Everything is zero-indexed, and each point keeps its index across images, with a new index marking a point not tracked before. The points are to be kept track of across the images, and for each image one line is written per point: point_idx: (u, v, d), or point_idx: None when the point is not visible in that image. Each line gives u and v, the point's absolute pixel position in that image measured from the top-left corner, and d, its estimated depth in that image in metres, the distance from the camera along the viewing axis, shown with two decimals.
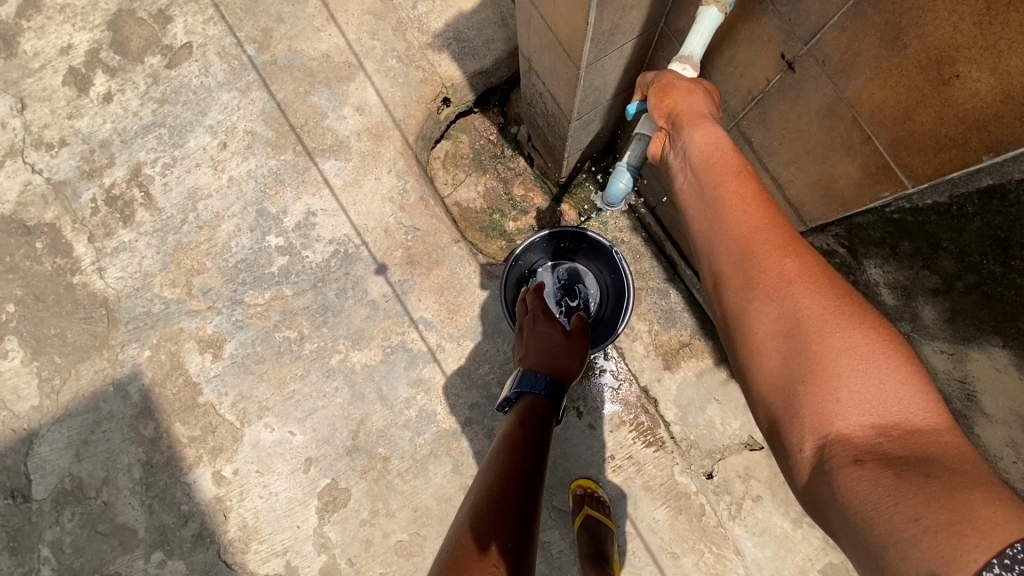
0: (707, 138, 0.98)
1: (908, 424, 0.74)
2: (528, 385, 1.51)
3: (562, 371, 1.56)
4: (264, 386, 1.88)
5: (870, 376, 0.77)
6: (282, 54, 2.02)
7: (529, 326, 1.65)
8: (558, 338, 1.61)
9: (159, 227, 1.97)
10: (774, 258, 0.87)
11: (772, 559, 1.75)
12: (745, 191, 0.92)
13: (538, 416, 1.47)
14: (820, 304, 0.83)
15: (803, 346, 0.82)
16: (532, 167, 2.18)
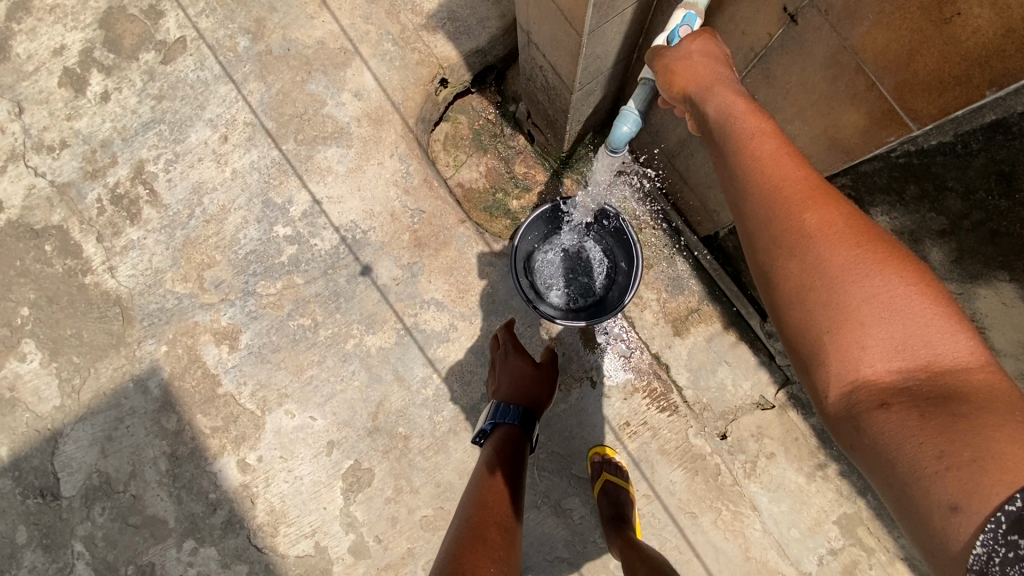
0: (721, 103, 0.98)
1: (936, 363, 0.74)
2: (502, 416, 1.61)
3: (535, 401, 1.66)
4: (283, 374, 1.91)
5: (899, 319, 0.77)
6: (277, 43, 2.02)
7: (501, 360, 1.74)
8: (528, 368, 1.71)
9: (167, 223, 1.98)
10: (801, 208, 0.85)
11: (788, 513, 1.81)
12: (764, 144, 0.90)
13: (513, 446, 1.56)
14: (846, 252, 0.81)
15: (830, 294, 0.81)
16: (533, 145, 2.19)
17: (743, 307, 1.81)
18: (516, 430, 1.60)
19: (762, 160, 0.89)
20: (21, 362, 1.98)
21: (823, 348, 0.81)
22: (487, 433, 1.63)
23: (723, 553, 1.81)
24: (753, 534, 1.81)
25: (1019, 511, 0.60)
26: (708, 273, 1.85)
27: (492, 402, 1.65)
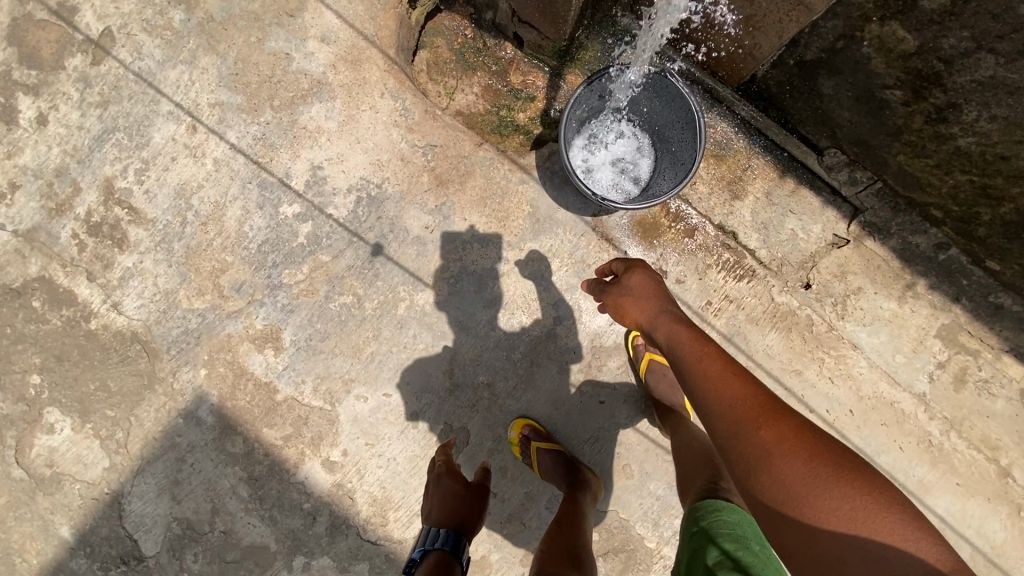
0: (664, 328, 1.15)
1: (903, 567, 0.73)
2: (431, 540, 1.41)
3: (467, 525, 1.48)
4: (340, 359, 1.76)
5: (865, 529, 0.76)
6: (216, 7, 1.77)
7: (433, 479, 1.60)
8: (463, 488, 1.57)
9: (161, 239, 1.77)
10: (753, 424, 0.87)
11: (890, 342, 1.76)
12: (707, 356, 1.01)
13: (444, 569, 1.34)
14: (801, 465, 0.82)
15: (800, 512, 0.80)
16: (522, 50, 1.97)
17: (796, 148, 1.70)
18: (449, 556, 1.38)
19: (708, 374, 0.98)
20: (51, 433, 1.78)
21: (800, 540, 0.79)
22: (413, 563, 1.39)
23: (837, 400, 1.77)
24: (861, 373, 1.77)
25: None
26: (753, 122, 1.70)
27: (424, 527, 1.47)
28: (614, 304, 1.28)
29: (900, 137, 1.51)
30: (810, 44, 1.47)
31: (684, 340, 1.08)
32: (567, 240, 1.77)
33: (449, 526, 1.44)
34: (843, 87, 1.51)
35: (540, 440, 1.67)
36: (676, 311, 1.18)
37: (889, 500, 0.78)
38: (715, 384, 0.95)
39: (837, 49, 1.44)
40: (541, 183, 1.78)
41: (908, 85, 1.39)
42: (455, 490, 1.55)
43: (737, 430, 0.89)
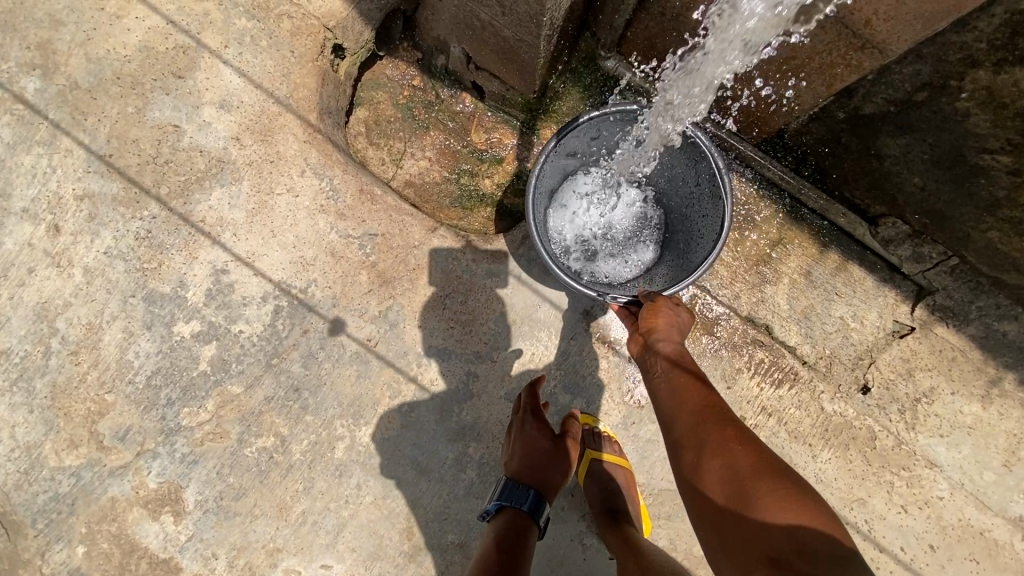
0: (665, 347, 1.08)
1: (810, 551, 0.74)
2: (509, 498, 1.18)
3: (548, 487, 1.21)
4: (262, 522, 1.33)
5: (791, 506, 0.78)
6: (83, 72, 1.37)
7: (513, 423, 1.28)
8: (549, 436, 1.24)
9: (18, 377, 1.34)
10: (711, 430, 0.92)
11: (976, 456, 1.35)
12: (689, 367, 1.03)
13: (516, 540, 1.14)
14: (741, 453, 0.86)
15: (741, 489, 0.82)
16: (484, 100, 1.59)
17: (840, 217, 1.33)
18: (523, 519, 1.17)
19: (674, 386, 1.02)
20: None
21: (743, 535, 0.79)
22: (489, 515, 1.20)
23: (914, 536, 1.35)
24: (943, 499, 1.35)
25: None
26: (783, 187, 1.34)
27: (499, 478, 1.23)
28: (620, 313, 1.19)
29: (996, 213, 1.13)
30: (872, 95, 1.09)
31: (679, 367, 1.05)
32: (551, 346, 1.36)
33: (526, 487, 1.19)
34: (918, 146, 1.12)
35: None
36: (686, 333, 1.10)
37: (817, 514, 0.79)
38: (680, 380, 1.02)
39: (916, 101, 1.05)
40: (516, 273, 1.38)
41: (1022, 153, 1.01)
42: (540, 444, 1.22)
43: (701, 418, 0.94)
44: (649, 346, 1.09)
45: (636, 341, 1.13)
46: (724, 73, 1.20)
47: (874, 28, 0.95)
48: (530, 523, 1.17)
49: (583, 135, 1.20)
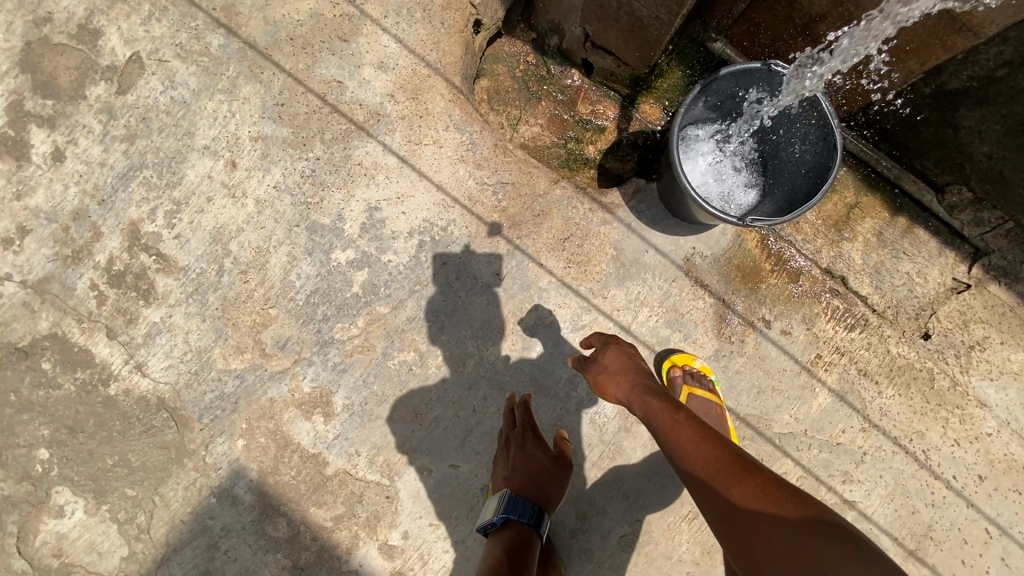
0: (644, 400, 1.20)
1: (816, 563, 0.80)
2: (514, 511, 1.34)
3: (548, 500, 1.39)
4: (400, 425, 1.54)
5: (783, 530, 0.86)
6: (261, 31, 1.58)
7: (511, 440, 1.45)
8: (549, 453, 1.43)
9: (193, 289, 1.55)
10: (722, 479, 0.98)
11: (1021, 399, 1.56)
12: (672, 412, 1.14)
13: (525, 547, 1.32)
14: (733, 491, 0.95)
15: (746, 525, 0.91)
16: (591, 77, 1.80)
17: (910, 185, 1.56)
18: (524, 529, 1.35)
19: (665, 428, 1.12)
20: (59, 518, 1.52)
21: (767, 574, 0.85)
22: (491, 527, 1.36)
23: (964, 465, 1.56)
24: (992, 435, 1.56)
25: None
26: (862, 157, 1.57)
27: (501, 493, 1.38)
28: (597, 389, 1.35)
29: None
30: (959, 72, 1.32)
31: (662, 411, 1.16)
32: (656, 286, 1.56)
33: (528, 501, 1.36)
34: (990, 116, 1.36)
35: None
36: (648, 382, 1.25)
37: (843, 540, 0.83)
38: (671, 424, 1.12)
39: (993, 77, 1.29)
40: (627, 222, 1.58)
41: None
42: (539, 461, 1.40)
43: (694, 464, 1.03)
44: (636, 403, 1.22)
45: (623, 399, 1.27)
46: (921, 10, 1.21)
47: (972, 16, 1.18)
48: (533, 531, 1.35)
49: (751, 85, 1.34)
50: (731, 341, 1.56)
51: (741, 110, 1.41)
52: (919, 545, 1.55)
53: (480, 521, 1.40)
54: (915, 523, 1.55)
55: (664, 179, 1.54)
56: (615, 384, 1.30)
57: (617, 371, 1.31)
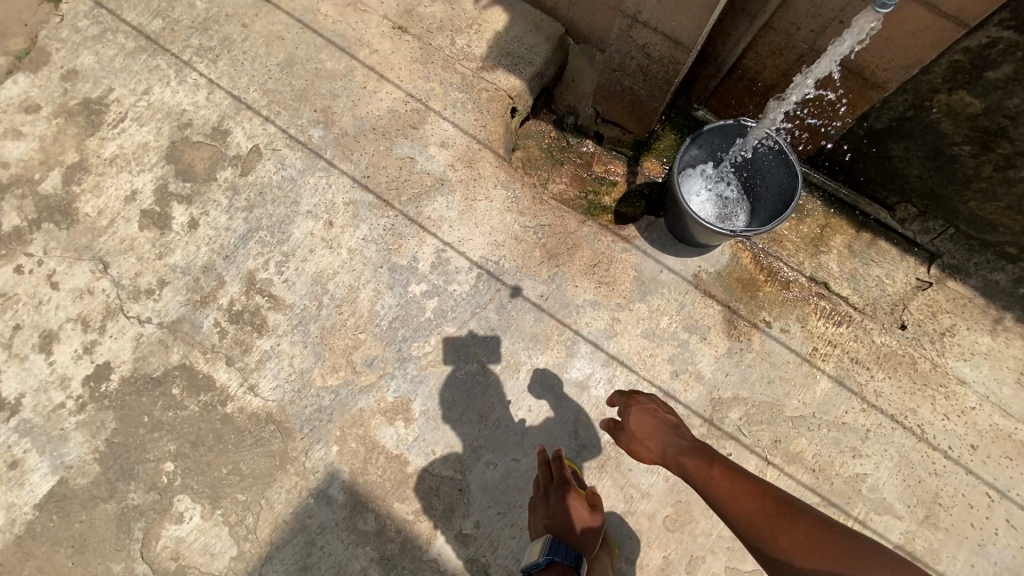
0: (676, 450, 1.37)
1: None
2: (559, 552, 1.35)
3: (586, 546, 1.42)
4: (469, 427, 1.82)
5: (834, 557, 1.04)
6: (351, 123, 2.06)
7: (551, 488, 1.55)
8: (587, 503, 1.51)
9: (297, 321, 1.90)
10: (768, 517, 1.15)
11: (994, 374, 1.85)
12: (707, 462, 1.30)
13: None
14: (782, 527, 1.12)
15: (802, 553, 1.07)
16: (602, 144, 2.25)
17: (866, 206, 1.96)
18: (568, 572, 1.34)
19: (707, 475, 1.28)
20: (179, 523, 1.76)
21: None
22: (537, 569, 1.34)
23: (956, 436, 1.82)
24: (975, 409, 1.83)
25: None
26: (824, 188, 1.98)
27: (546, 535, 1.41)
28: (631, 448, 1.50)
29: (971, 185, 1.73)
30: (881, 115, 1.74)
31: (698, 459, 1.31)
32: (673, 299, 1.90)
33: (572, 544, 1.39)
34: (913, 146, 1.75)
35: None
36: (675, 434, 1.41)
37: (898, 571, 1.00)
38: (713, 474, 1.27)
39: (906, 117, 1.70)
40: (644, 249, 1.96)
41: (976, 142, 1.63)
42: (578, 508, 1.49)
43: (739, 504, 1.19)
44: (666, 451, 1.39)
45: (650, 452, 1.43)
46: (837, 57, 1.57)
47: (877, 75, 1.57)
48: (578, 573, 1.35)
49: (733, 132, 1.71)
50: (740, 340, 1.87)
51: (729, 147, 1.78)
52: (927, 509, 1.77)
53: (524, 564, 1.40)
54: (922, 490, 1.78)
55: (670, 214, 1.92)
56: (647, 445, 1.43)
57: (647, 431, 1.45)
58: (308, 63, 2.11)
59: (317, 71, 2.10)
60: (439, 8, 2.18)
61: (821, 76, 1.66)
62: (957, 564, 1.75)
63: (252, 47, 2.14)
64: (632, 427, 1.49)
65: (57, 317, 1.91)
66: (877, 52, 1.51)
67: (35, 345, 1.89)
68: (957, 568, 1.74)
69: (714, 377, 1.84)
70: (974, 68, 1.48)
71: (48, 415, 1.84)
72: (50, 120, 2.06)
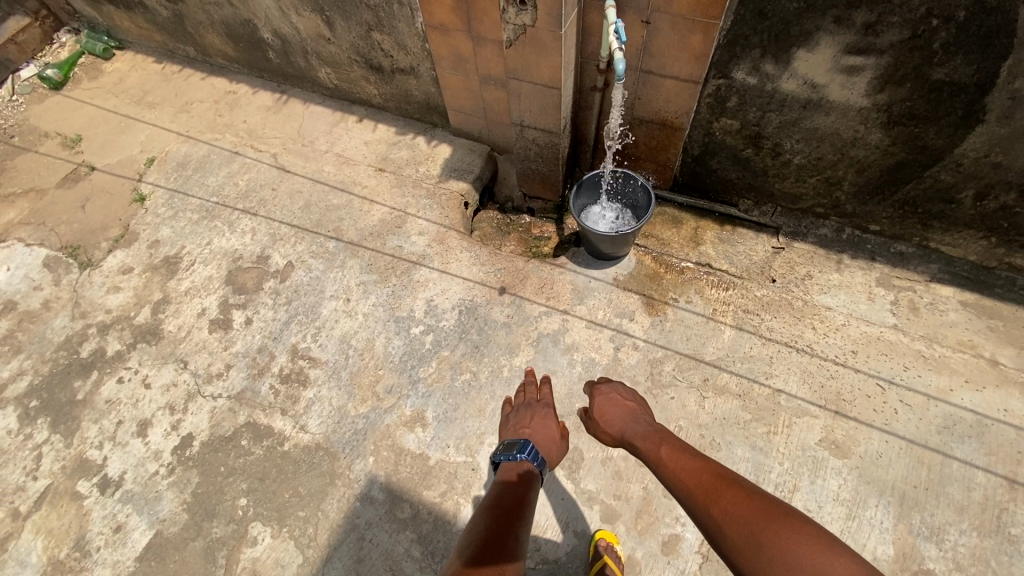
0: (636, 435, 1.67)
1: (781, 523, 1.20)
2: (529, 453, 1.64)
3: (549, 460, 1.71)
4: (472, 420, 2.34)
5: (754, 512, 1.25)
6: (354, 233, 2.89)
7: (532, 410, 1.88)
8: (557, 427, 1.82)
9: (332, 371, 2.51)
10: (704, 484, 1.38)
11: (849, 298, 2.48)
12: (661, 447, 1.57)
13: (529, 488, 1.56)
14: (716, 491, 1.34)
15: (727, 512, 1.28)
16: (535, 215, 3.10)
17: (721, 208, 2.76)
18: (533, 473, 1.63)
19: (660, 455, 1.54)
20: (254, 545, 2.16)
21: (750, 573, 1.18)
22: (505, 459, 1.65)
23: (838, 346, 2.37)
24: (846, 325, 2.42)
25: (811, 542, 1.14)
26: (688, 204, 2.79)
27: (522, 439, 1.70)
28: (600, 431, 1.82)
29: (768, 174, 2.49)
30: (692, 146, 2.54)
31: (652, 445, 1.59)
32: (603, 298, 2.59)
33: (540, 453, 1.69)
34: (723, 160, 2.53)
35: (615, 559, 1.97)
36: (634, 420, 1.73)
37: (800, 522, 1.18)
38: (665, 455, 1.53)
39: (706, 142, 2.48)
40: (575, 270, 2.69)
41: (752, 145, 2.38)
42: (549, 428, 1.80)
43: (682, 477, 1.44)
44: (628, 437, 1.69)
45: (613, 435, 1.75)
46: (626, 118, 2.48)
47: (675, 122, 2.41)
48: (538, 477, 1.64)
49: (594, 180, 2.57)
50: (659, 314, 2.51)
51: (598, 186, 2.62)
52: (835, 406, 2.25)
53: (497, 453, 1.69)
54: (825, 392, 2.28)
55: (585, 242, 2.66)
56: (611, 425, 1.77)
57: (611, 414, 1.79)
58: (321, 202, 3.01)
59: (327, 206, 3.00)
60: (406, 152, 3.15)
61: (644, 131, 2.51)
62: (873, 442, 2.17)
63: (281, 201, 3.04)
64: (599, 411, 1.82)
65: (150, 407, 2.50)
66: (668, 111, 2.37)
67: (133, 432, 2.44)
68: (874, 446, 2.17)
69: (647, 344, 2.44)
70: (719, 104, 2.27)
71: (145, 482, 2.33)
72: (140, 274, 2.87)
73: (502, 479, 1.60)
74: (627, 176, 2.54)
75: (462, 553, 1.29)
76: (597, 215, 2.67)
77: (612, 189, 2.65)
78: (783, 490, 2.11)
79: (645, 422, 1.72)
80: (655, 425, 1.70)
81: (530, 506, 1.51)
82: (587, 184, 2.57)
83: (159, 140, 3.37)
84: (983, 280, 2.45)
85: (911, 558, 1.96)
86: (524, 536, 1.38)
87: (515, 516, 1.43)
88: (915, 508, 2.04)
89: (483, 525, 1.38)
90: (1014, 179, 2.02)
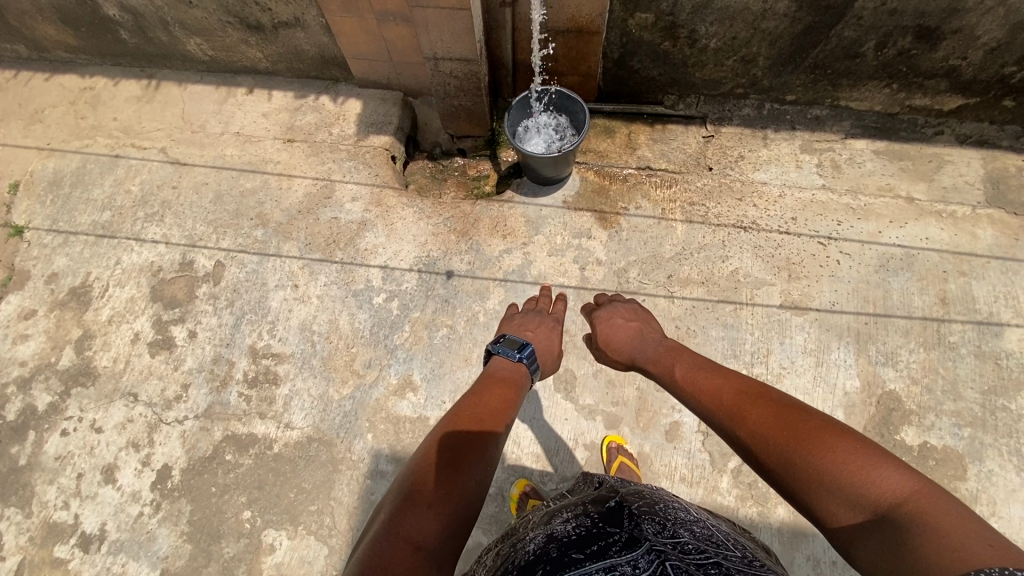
0: (649, 359, 1.63)
1: (808, 432, 1.07)
2: (527, 354, 1.64)
3: (544, 363, 1.74)
4: (462, 370, 2.31)
5: (777, 421, 1.14)
6: (281, 215, 2.66)
7: (541, 318, 1.87)
8: (559, 344, 1.83)
9: (302, 362, 2.38)
10: (723, 402, 1.29)
11: (780, 170, 2.63)
12: (677, 369, 1.50)
13: (513, 391, 1.50)
14: (737, 406, 1.24)
15: (751, 429, 1.17)
16: (467, 155, 2.96)
17: (649, 108, 2.80)
18: (525, 374, 1.63)
19: (679, 378, 1.47)
20: (273, 552, 2.09)
21: (784, 488, 1.09)
22: (500, 352, 1.66)
23: (779, 217, 2.52)
24: (782, 196, 2.56)
25: (845, 451, 1.00)
26: (617, 110, 2.81)
27: (522, 337, 1.70)
28: (609, 359, 1.79)
29: (688, 64, 2.57)
30: (612, 50, 2.58)
31: (666, 369, 1.53)
32: (558, 222, 2.58)
33: (537, 358, 1.69)
34: (643, 59, 2.59)
35: (629, 455, 2.10)
36: (644, 343, 1.69)
37: (834, 431, 1.05)
38: (683, 377, 1.46)
39: (624, 43, 2.52)
40: (523, 201, 2.64)
41: (669, 38, 2.45)
42: (552, 341, 1.80)
43: (700, 397, 1.36)
44: (641, 363, 1.65)
45: (623, 361, 1.73)
46: (539, 28, 2.39)
47: (592, 26, 2.36)
48: (530, 378, 1.63)
49: (524, 99, 2.52)
50: (613, 226, 2.54)
51: (530, 107, 2.58)
52: (788, 271, 2.42)
53: (498, 344, 1.68)
54: (778, 261, 2.44)
55: (528, 172, 2.58)
56: (619, 352, 1.74)
57: (616, 339, 1.76)
58: (233, 190, 2.74)
59: (241, 192, 2.73)
60: (313, 115, 2.88)
61: (562, 41, 2.45)
62: (826, 294, 2.37)
63: (187, 199, 2.74)
64: (602, 334, 1.79)
65: (111, 450, 2.28)
66: (582, 17, 2.31)
67: (100, 481, 2.23)
68: (827, 297, 2.37)
69: (609, 257, 2.48)
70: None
71: (132, 526, 2.16)
72: (48, 315, 2.53)
73: (490, 377, 1.55)
74: (556, 90, 2.51)
75: (427, 456, 1.20)
76: (536, 137, 2.61)
77: (545, 107, 2.61)
78: (758, 357, 2.27)
79: (653, 341, 1.68)
80: (665, 343, 1.65)
81: (508, 405, 1.43)
82: (519, 105, 2.52)
83: (16, 161, 2.89)
84: (890, 127, 2.66)
85: (875, 384, 2.21)
86: (499, 437, 1.29)
87: (489, 416, 1.34)
88: (870, 342, 2.28)
89: (456, 421, 1.30)
90: (909, 22, 2.22)
